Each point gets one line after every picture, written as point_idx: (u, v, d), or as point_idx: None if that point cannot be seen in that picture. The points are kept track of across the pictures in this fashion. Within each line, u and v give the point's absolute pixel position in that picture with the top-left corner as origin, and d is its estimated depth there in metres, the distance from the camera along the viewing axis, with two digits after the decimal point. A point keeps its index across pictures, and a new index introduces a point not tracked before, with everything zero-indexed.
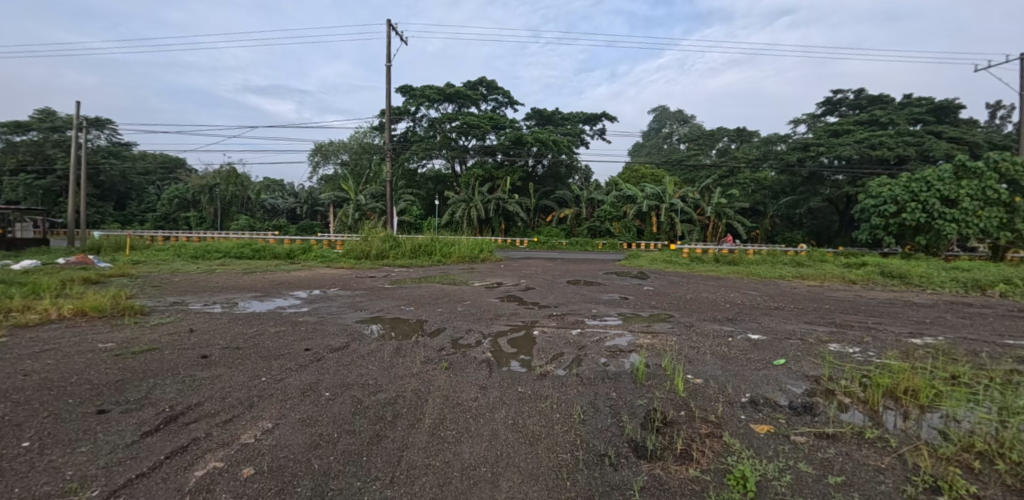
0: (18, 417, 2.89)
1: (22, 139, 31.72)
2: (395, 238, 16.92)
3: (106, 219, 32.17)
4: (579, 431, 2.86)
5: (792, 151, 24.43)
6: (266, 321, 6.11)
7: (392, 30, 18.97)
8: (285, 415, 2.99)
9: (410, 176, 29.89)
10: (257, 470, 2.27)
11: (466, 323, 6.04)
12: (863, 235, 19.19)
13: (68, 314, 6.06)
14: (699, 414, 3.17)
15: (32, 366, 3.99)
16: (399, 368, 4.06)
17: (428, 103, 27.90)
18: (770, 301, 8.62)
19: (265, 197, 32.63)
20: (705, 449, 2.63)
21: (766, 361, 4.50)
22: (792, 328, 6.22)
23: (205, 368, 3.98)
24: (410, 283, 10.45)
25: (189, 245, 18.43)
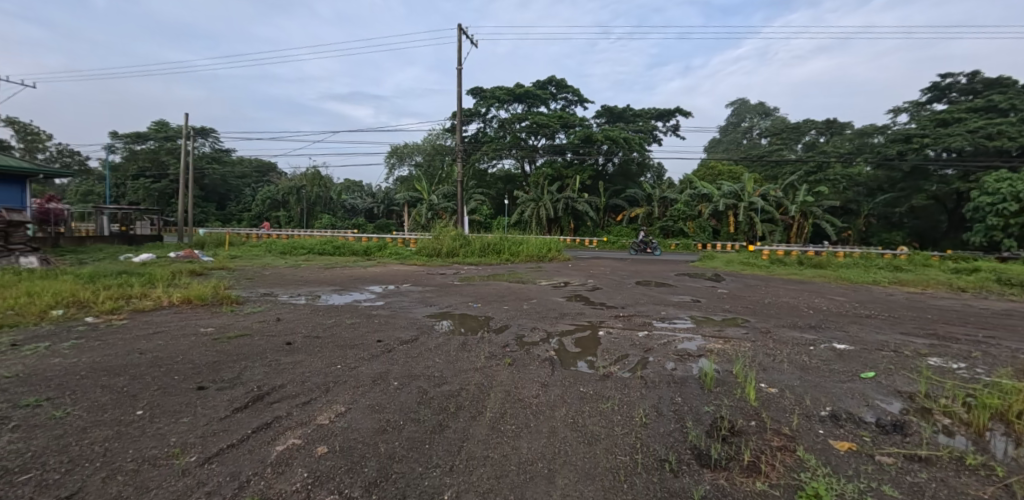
0: (135, 388, 3.33)
1: (142, 147, 36.42)
2: (465, 236, 17.41)
3: (210, 218, 36.05)
4: (640, 434, 2.78)
5: (893, 144, 21.97)
6: (344, 313, 6.54)
7: (463, 34, 19.46)
8: (356, 401, 3.18)
9: (481, 176, 30.67)
10: (330, 449, 2.44)
11: (531, 321, 6.08)
12: (976, 237, 17.05)
13: (177, 301, 6.86)
14: (771, 426, 2.94)
15: (147, 345, 4.58)
16: (464, 361, 4.19)
17: (498, 104, 28.43)
18: (861, 308, 7.84)
19: (346, 198, 34.82)
20: (775, 462, 2.46)
21: (851, 374, 4.11)
22: (884, 339, 5.60)
23: (289, 353, 4.34)
24: (479, 280, 10.75)
25: (279, 242, 20.18)
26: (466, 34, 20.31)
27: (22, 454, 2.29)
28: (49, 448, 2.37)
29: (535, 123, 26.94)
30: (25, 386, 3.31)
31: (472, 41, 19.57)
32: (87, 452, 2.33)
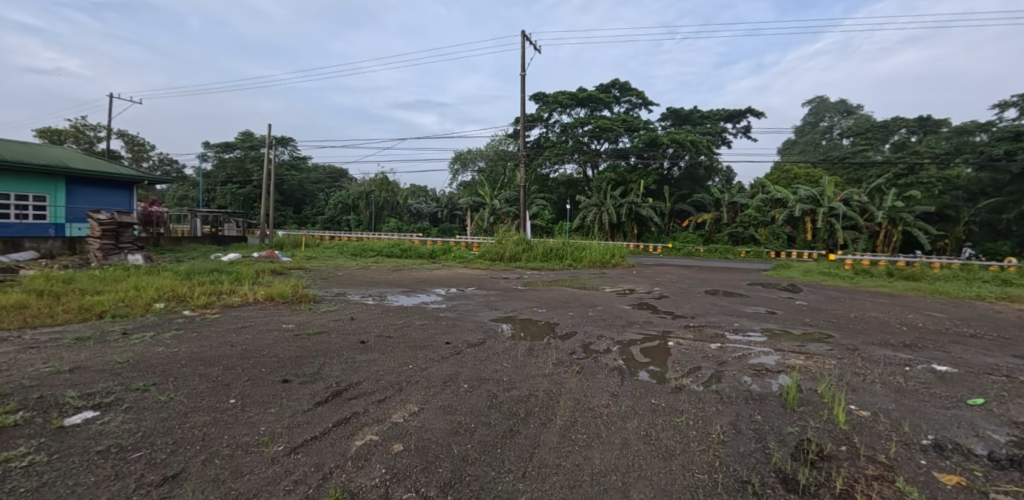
0: (229, 378, 3.60)
1: (230, 156, 39.89)
2: (527, 241, 17.54)
3: (287, 221, 38.84)
4: (718, 452, 2.63)
5: (1000, 142, 20.00)
6: (412, 314, 6.76)
7: (526, 40, 19.58)
8: (428, 401, 3.23)
9: (542, 181, 30.80)
10: (405, 447, 2.48)
11: (598, 328, 5.98)
12: None
13: (261, 298, 7.41)
14: (866, 452, 2.69)
15: (237, 338, 4.97)
16: (532, 367, 4.17)
17: (560, 108, 28.55)
18: (966, 326, 7.02)
19: (411, 203, 35.80)
20: (872, 493, 2.23)
21: (956, 399, 3.68)
22: (995, 362, 4.97)
23: (363, 352, 4.54)
24: (542, 285, 10.74)
25: (349, 244, 21.28)
26: (530, 39, 20.49)
27: (134, 433, 2.53)
28: (157, 429, 2.60)
29: (597, 127, 26.80)
30: (137, 371, 3.68)
31: (534, 47, 19.62)
32: (189, 434, 2.54)
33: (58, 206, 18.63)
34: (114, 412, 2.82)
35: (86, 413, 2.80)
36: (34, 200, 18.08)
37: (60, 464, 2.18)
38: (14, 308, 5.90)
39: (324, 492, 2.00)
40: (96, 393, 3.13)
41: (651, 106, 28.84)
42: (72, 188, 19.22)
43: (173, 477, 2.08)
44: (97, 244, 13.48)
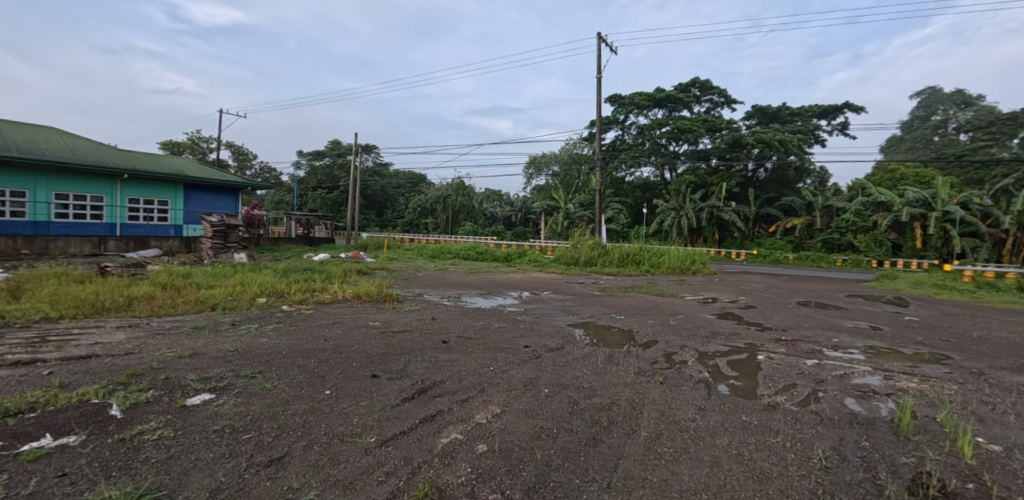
0: (325, 371, 3.83)
1: (320, 163, 43.31)
2: (603, 245, 17.37)
3: (370, 224, 41.37)
4: (821, 479, 2.40)
5: None
6: (491, 316, 6.89)
7: (602, 42, 19.15)
8: (510, 404, 3.23)
9: (618, 184, 30.70)
10: (489, 448, 2.51)
11: (679, 338, 5.74)
12: None
13: (350, 296, 7.93)
14: (1000, 493, 2.33)
15: (330, 333, 5.34)
16: (613, 375, 4.07)
17: (637, 110, 28.08)
18: None
19: (487, 207, 36.63)
20: None
21: None
22: None
23: (445, 351, 4.67)
24: (619, 291, 10.57)
25: (427, 246, 22.18)
26: (605, 41, 20.04)
27: (245, 416, 2.78)
28: (263, 413, 2.83)
29: (676, 128, 25.90)
30: (245, 359, 4.04)
31: (611, 47, 19.08)
32: (290, 421, 2.74)
33: (177, 209, 21.39)
34: (227, 396, 3.12)
35: (204, 395, 3.12)
36: (160, 204, 20.89)
37: (186, 438, 2.45)
38: (145, 298, 6.71)
39: (413, 486, 2.06)
40: (213, 377, 3.48)
41: (734, 104, 27.48)
42: (189, 193, 21.92)
43: (278, 460, 2.25)
44: (209, 243, 15.11)
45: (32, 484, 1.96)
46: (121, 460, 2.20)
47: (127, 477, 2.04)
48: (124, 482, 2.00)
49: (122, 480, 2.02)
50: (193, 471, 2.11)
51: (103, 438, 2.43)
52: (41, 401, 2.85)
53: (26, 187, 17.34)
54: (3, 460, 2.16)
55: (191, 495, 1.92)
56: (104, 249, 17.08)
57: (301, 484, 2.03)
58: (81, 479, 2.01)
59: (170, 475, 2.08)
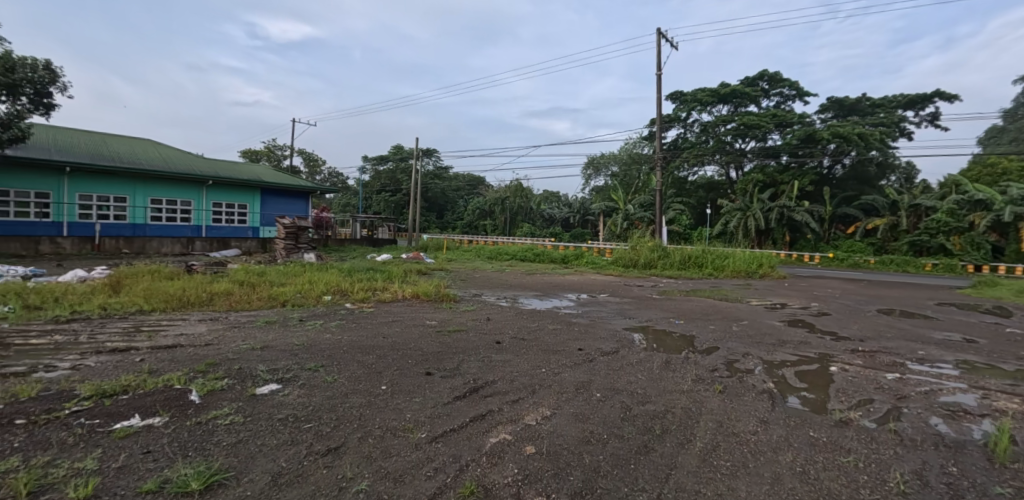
0: (382, 367, 3.99)
1: (383, 168, 45.35)
2: (663, 247, 16.95)
3: (431, 226, 42.60)
4: None
5: None
6: (545, 318, 6.90)
7: (663, 39, 18.48)
8: (560, 407, 3.21)
9: (680, 184, 29.88)
10: (537, 450, 2.50)
11: (743, 345, 5.48)
12: None
13: (408, 295, 8.22)
14: None
15: (389, 330, 5.56)
16: (670, 382, 3.95)
17: (700, 107, 27.24)
18: None
19: (544, 208, 36.72)
20: None
21: None
22: None
23: (498, 352, 4.72)
24: (679, 295, 10.28)
25: (485, 248, 22.60)
26: (667, 38, 19.30)
27: (306, 406, 2.95)
28: (323, 405, 2.99)
29: (743, 125, 24.88)
30: (310, 353, 4.29)
31: (671, 43, 18.46)
32: (348, 413, 2.87)
33: (256, 213, 23.06)
34: (292, 387, 3.32)
35: (272, 385, 3.34)
36: (239, 207, 22.57)
37: (253, 424, 2.63)
38: (223, 294, 7.27)
39: (460, 483, 2.10)
40: (281, 369, 3.72)
41: (806, 97, 26.04)
42: (266, 198, 23.52)
43: (334, 450, 2.37)
44: (282, 244, 16.23)
45: (121, 458, 2.16)
46: (196, 442, 2.38)
47: (200, 458, 2.21)
48: (198, 461, 2.17)
49: (196, 459, 2.19)
50: (259, 455, 2.26)
51: (183, 420, 2.65)
52: (134, 385, 3.16)
53: (126, 192, 19.40)
54: (100, 435, 2.41)
55: (256, 477, 2.04)
56: (192, 248, 19.39)
57: (355, 475, 2.10)
58: (162, 456, 2.20)
59: (238, 458, 2.23)
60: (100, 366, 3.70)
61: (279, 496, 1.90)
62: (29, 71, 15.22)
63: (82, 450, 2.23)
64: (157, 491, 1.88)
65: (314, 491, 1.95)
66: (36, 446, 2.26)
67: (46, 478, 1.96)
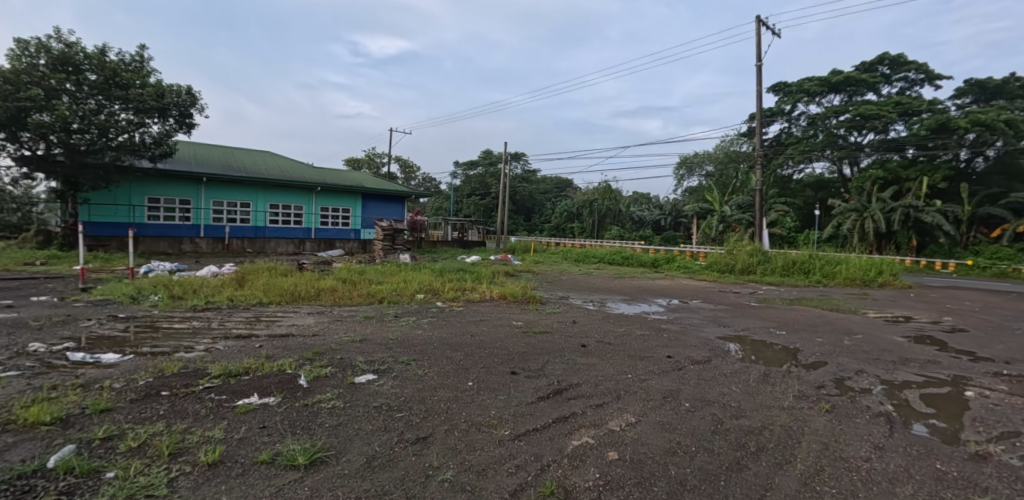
0: (470, 364, 4.14)
1: (473, 172, 47.17)
2: (764, 252, 15.93)
3: (519, 228, 43.30)
4: None
5: None
6: (633, 323, 6.78)
7: (761, 26, 17.12)
8: (645, 415, 3.13)
9: (784, 183, 27.88)
10: (620, 457, 2.47)
11: (856, 361, 4.98)
12: None
13: (495, 296, 8.49)
14: None
15: (476, 329, 5.79)
16: (768, 397, 3.70)
17: (808, 98, 25.36)
18: None
19: (633, 210, 35.91)
20: None
21: None
22: None
23: (583, 355, 4.71)
24: (781, 304, 9.58)
25: (572, 250, 22.62)
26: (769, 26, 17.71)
27: (398, 397, 3.15)
28: (414, 396, 3.18)
29: (858, 116, 23.15)
30: (404, 347, 4.58)
31: (774, 30, 16.97)
32: (436, 406, 3.03)
33: (358, 216, 24.91)
34: (385, 378, 3.56)
35: (368, 375, 3.60)
36: (343, 211, 24.51)
37: (350, 410, 2.86)
38: (328, 290, 7.98)
39: (541, 482, 2.13)
40: (377, 361, 4.02)
41: (938, 80, 23.08)
42: (366, 202, 25.23)
43: (422, 439, 2.50)
44: (380, 244, 17.38)
45: (242, 431, 2.46)
46: (303, 421, 2.64)
47: (306, 436, 2.44)
48: (304, 439, 2.40)
49: (303, 437, 2.42)
50: (356, 438, 2.46)
51: (292, 401, 2.95)
52: (253, 368, 3.57)
53: (249, 199, 21.82)
54: (227, 409, 2.75)
55: (352, 457, 2.21)
56: (303, 249, 21.53)
57: (441, 465, 2.21)
58: (276, 431, 2.47)
59: (337, 439, 2.43)
60: (227, 350, 4.24)
61: (372, 476, 2.05)
62: (175, 96, 17.60)
63: (212, 421, 2.57)
64: (271, 462, 2.11)
65: (404, 475, 2.08)
66: (178, 414, 2.64)
67: (183, 443, 2.28)
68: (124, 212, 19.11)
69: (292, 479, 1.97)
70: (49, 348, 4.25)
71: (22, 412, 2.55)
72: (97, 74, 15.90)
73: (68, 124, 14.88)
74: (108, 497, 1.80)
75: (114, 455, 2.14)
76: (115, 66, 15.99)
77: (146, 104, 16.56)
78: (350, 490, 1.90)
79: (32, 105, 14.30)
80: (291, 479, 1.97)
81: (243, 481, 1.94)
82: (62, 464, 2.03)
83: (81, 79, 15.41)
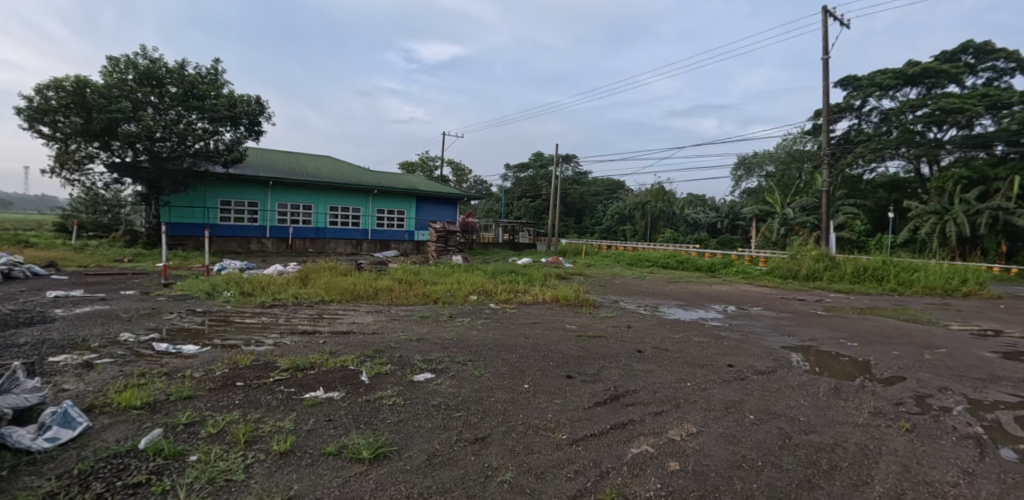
0: (527, 366, 4.19)
1: (524, 175, 47.36)
2: (831, 257, 15.12)
3: (569, 231, 42.61)
4: None
5: None
6: (690, 329, 6.61)
7: (828, 16, 16.16)
8: (707, 425, 3.06)
9: (853, 184, 26.36)
10: (682, 468, 2.42)
11: (939, 379, 4.62)
12: None
13: (549, 299, 8.52)
14: None
15: (531, 331, 5.82)
16: (839, 412, 3.51)
17: (880, 92, 23.64)
18: None
19: (688, 213, 35.03)
20: None
21: None
22: None
23: (640, 361, 4.65)
24: (852, 313, 9.04)
25: (625, 253, 22.32)
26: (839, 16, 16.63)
27: (456, 396, 3.23)
28: (472, 396, 3.26)
29: (938, 110, 21.44)
30: (460, 348, 4.69)
31: (842, 21, 16.05)
32: (493, 406, 3.09)
33: (412, 218, 25.61)
34: (443, 377, 3.66)
35: (427, 373, 3.72)
36: (399, 213, 25.26)
37: (410, 407, 2.97)
38: (386, 290, 8.28)
39: (600, 489, 2.13)
40: (435, 360, 4.14)
41: None
42: (420, 204, 25.87)
43: (480, 440, 2.56)
44: (434, 246, 18.02)
45: (310, 423, 2.61)
46: (367, 416, 2.77)
47: (369, 431, 2.56)
48: (368, 434, 2.51)
49: (367, 432, 2.54)
50: (418, 435, 2.55)
51: (355, 397, 3.09)
52: (319, 362, 3.77)
53: (311, 202, 22.92)
54: (296, 402, 2.92)
55: (414, 454, 2.30)
56: (361, 249, 23.01)
57: (499, 466, 2.26)
58: (343, 425, 2.61)
59: (399, 435, 2.53)
60: (294, 345, 4.49)
61: (434, 473, 2.12)
62: (246, 105, 18.66)
63: (283, 412, 2.74)
64: (338, 454, 2.23)
65: (464, 475, 2.14)
66: (252, 404, 2.84)
67: (258, 431, 2.45)
68: (200, 214, 20.37)
69: (357, 471, 2.08)
70: (138, 337, 4.67)
71: (117, 396, 2.84)
72: (177, 88, 17.28)
73: (152, 134, 16.32)
74: (193, 479, 1.97)
75: (197, 439, 2.33)
76: (193, 79, 17.34)
77: (219, 113, 17.68)
78: (413, 486, 1.99)
79: (121, 116, 15.70)
80: (356, 472, 2.07)
81: (312, 471, 2.06)
82: (151, 445, 2.23)
83: (163, 92, 16.80)
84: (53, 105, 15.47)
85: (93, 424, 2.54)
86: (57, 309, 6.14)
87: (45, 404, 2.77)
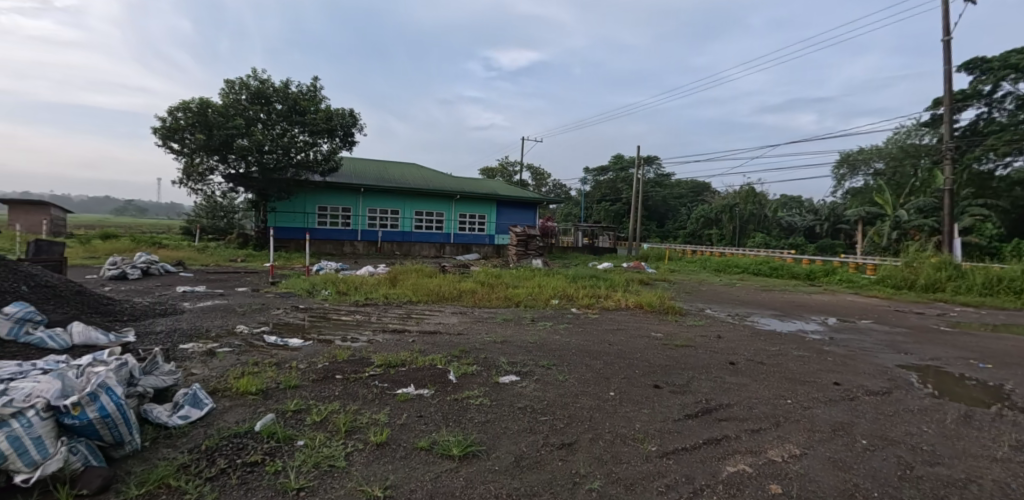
0: (614, 374, 4.19)
1: (603, 178, 46.65)
2: (956, 265, 13.49)
3: (650, 235, 41.05)
4: None
5: None
6: (788, 342, 6.20)
7: None
8: (812, 448, 2.89)
9: (981, 181, 23.19)
10: (785, 491, 2.30)
11: None
12: None
13: (631, 305, 8.40)
14: None
15: (614, 338, 5.77)
16: (971, 444, 3.14)
17: (1017, 75, 20.54)
18: None
19: (781, 215, 32.70)
20: None
21: None
22: None
23: (732, 373, 4.47)
24: (984, 330, 7.98)
25: (712, 258, 21.32)
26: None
27: (541, 400, 3.31)
28: (557, 401, 3.32)
29: None
30: (545, 352, 4.76)
31: None
32: (579, 413, 3.13)
33: (491, 222, 26.07)
34: (528, 380, 3.77)
35: (511, 376, 3.85)
36: (479, 218, 25.80)
37: (496, 408, 3.09)
38: (469, 291, 8.61)
39: None
40: (519, 363, 4.27)
41: None
42: (500, 208, 26.22)
43: (568, 446, 2.61)
44: (514, 250, 18.48)
45: (403, 417, 2.80)
46: (455, 415, 2.92)
47: (458, 429, 2.70)
48: (457, 431, 2.66)
49: (455, 429, 2.68)
50: (506, 437, 2.65)
51: (444, 395, 3.27)
52: (409, 360, 4.02)
53: (397, 207, 24.10)
54: (389, 396, 3.15)
55: (501, 454, 2.40)
56: (445, 252, 24.09)
57: (587, 473, 2.29)
58: (435, 422, 2.77)
59: (487, 435, 2.65)
60: (386, 342, 4.83)
61: (523, 476, 2.21)
62: (341, 118, 20.00)
63: (377, 405, 2.97)
64: (429, 450, 2.39)
65: (552, 479, 2.20)
66: (350, 396, 3.10)
67: (356, 422, 2.68)
68: (300, 219, 22.21)
69: (449, 467, 2.22)
70: (250, 329, 5.27)
71: (236, 382, 3.23)
72: (282, 105, 19.13)
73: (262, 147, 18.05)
74: (300, 462, 2.20)
75: (304, 425, 2.60)
76: (296, 97, 19.09)
77: (318, 126, 19.22)
78: (504, 487, 2.08)
79: (237, 132, 17.60)
80: (447, 468, 2.21)
81: (407, 463, 2.22)
82: (265, 428, 2.52)
83: (270, 109, 18.69)
84: (182, 123, 17.52)
85: (214, 405, 2.91)
86: (185, 303, 7.05)
87: (178, 385, 3.21)
